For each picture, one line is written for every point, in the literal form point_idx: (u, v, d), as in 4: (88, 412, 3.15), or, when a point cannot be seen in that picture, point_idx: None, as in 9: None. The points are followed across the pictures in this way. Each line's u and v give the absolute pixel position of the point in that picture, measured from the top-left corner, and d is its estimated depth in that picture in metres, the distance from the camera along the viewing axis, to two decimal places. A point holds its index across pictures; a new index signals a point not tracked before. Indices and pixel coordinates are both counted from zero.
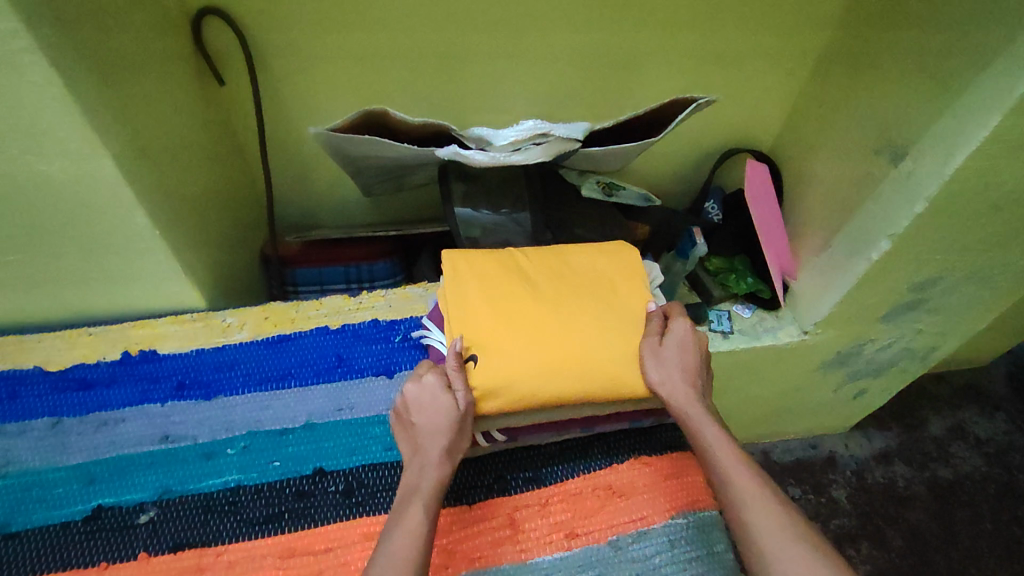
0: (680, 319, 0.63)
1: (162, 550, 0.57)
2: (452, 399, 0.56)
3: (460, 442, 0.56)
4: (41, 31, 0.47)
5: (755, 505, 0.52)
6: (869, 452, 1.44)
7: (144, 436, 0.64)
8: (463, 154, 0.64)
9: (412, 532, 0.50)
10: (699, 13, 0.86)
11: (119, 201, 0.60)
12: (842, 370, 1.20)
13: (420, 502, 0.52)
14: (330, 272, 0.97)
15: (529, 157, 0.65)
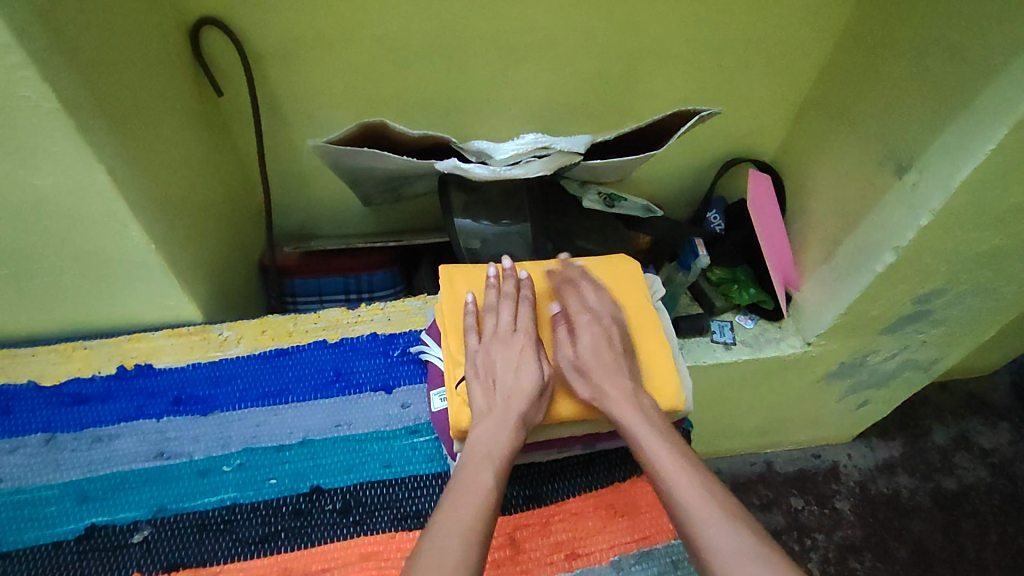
0: (582, 321, 0.62)
1: (156, 570, 0.56)
2: (538, 366, 0.59)
3: (539, 411, 0.58)
4: (33, 45, 0.46)
5: (699, 515, 0.50)
6: (872, 462, 1.43)
7: (139, 453, 0.63)
8: (463, 167, 0.64)
9: (479, 494, 0.51)
10: (701, 22, 0.86)
11: (114, 215, 0.59)
12: (845, 380, 1.18)
13: (489, 464, 0.53)
14: (329, 282, 0.96)
15: (530, 170, 0.64)
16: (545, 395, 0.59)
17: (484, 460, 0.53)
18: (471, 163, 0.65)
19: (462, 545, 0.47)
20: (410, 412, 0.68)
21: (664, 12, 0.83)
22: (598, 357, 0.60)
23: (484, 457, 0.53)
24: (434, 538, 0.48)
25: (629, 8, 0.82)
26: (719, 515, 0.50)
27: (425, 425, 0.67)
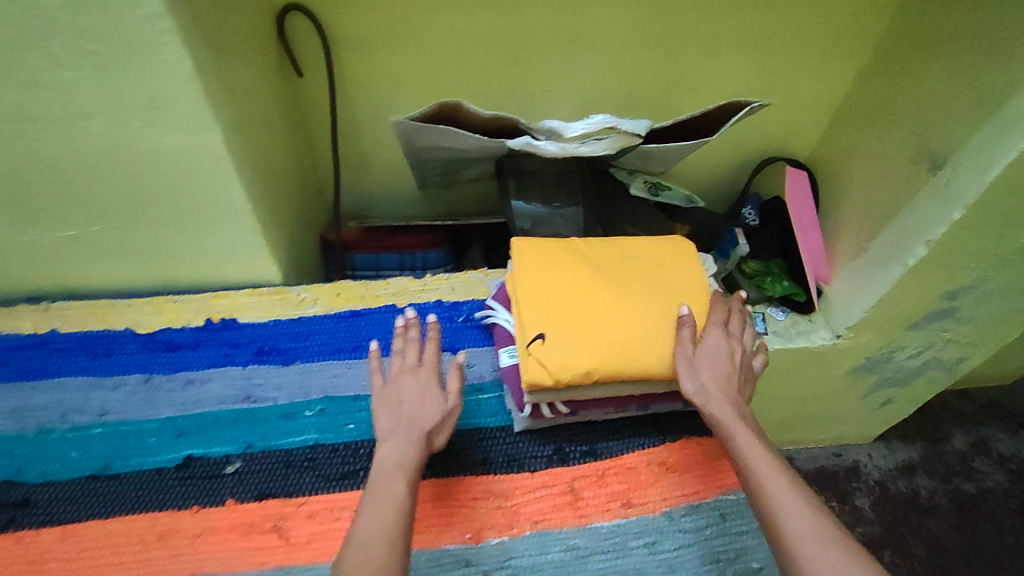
0: (713, 327, 0.63)
1: (248, 498, 0.61)
2: (443, 394, 0.62)
3: (442, 438, 0.61)
4: (177, 13, 0.52)
5: (788, 507, 0.52)
6: (892, 463, 1.46)
7: (227, 395, 0.69)
8: (532, 143, 0.69)
9: (396, 509, 0.52)
10: (750, 23, 0.91)
11: (222, 174, 0.65)
12: (871, 377, 1.22)
13: (401, 482, 0.54)
14: (386, 258, 1.02)
15: (595, 149, 0.69)
16: (448, 422, 0.62)
17: (398, 476, 0.54)
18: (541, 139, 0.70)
19: (385, 554, 0.48)
20: (475, 371, 0.73)
21: (717, 12, 0.89)
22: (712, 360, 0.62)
23: (398, 474, 0.55)
24: (364, 540, 0.49)
25: (684, 7, 0.87)
26: (806, 509, 0.52)
27: (488, 384, 0.72)
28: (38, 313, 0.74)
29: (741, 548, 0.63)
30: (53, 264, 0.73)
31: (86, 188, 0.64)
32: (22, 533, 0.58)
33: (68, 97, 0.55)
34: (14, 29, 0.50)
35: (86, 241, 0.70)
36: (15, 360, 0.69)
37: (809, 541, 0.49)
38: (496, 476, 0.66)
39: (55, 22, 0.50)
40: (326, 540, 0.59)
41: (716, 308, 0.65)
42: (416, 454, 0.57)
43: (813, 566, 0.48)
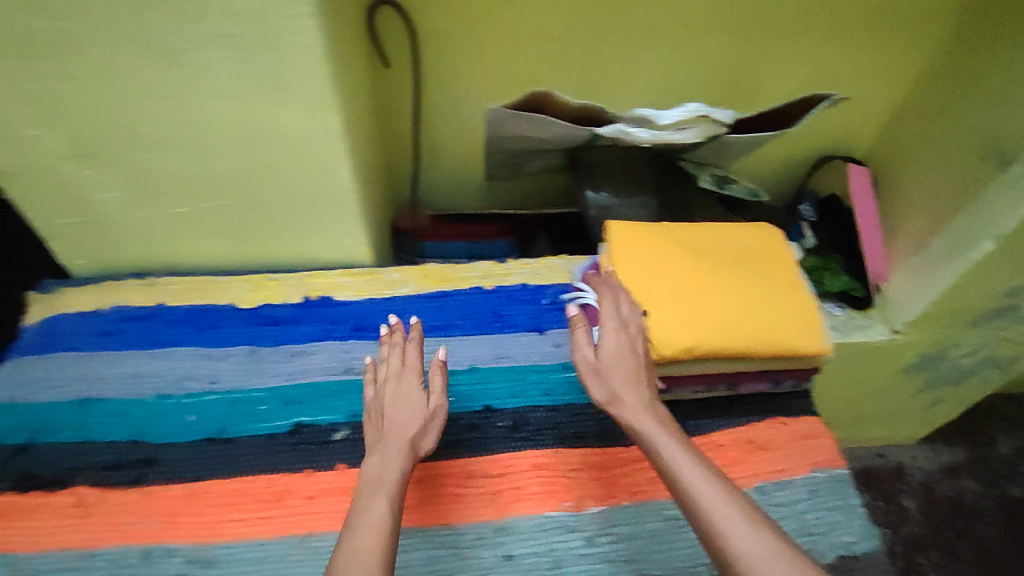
0: (609, 324, 0.61)
1: (356, 463, 0.65)
2: (416, 396, 0.63)
3: (428, 441, 0.60)
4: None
5: (730, 526, 0.47)
6: (936, 465, 1.46)
7: (330, 367, 0.72)
8: (628, 130, 0.71)
9: (380, 525, 0.50)
10: (823, 21, 0.93)
11: (334, 156, 0.68)
12: (923, 375, 1.23)
13: (384, 497, 0.53)
14: (454, 247, 1.05)
15: (687, 137, 0.72)
16: (433, 425, 0.62)
17: (376, 497, 0.53)
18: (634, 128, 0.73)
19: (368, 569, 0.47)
20: (563, 351, 0.76)
21: (795, 8, 0.90)
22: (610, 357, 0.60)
23: (376, 492, 0.53)
24: (348, 556, 0.48)
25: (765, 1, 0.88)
26: (748, 523, 0.47)
27: None
28: (145, 288, 0.78)
29: (833, 524, 0.65)
30: (162, 240, 0.76)
31: (206, 166, 0.68)
32: (152, 487, 0.63)
33: (205, 78, 0.58)
34: (168, 11, 0.52)
35: (196, 218, 0.74)
36: (130, 331, 0.74)
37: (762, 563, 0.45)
38: (591, 450, 0.68)
39: (207, 6, 0.52)
40: (434, 505, 0.63)
41: (605, 293, 0.63)
42: (398, 467, 0.56)
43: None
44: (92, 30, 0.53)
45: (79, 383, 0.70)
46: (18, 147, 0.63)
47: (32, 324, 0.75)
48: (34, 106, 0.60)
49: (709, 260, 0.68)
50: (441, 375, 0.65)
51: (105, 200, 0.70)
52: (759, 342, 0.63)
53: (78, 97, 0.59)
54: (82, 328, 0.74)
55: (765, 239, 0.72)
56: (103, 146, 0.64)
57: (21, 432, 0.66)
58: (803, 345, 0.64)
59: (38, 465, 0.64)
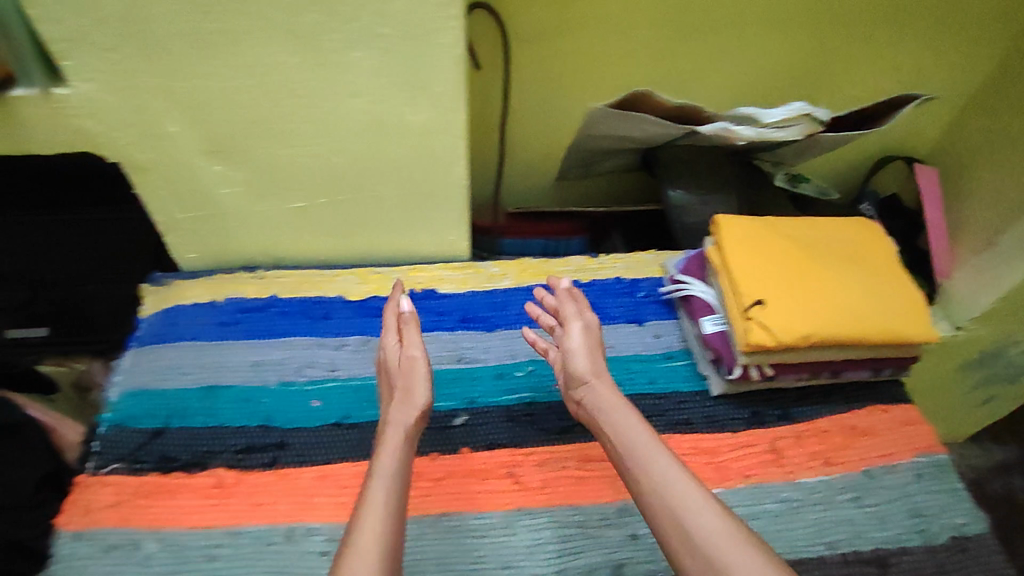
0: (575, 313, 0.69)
1: (479, 447, 0.69)
2: (399, 358, 0.64)
3: (422, 394, 0.61)
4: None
5: (688, 507, 0.51)
6: (986, 464, 1.46)
7: (442, 356, 0.75)
8: (731, 129, 0.74)
9: (390, 506, 0.52)
10: (901, 25, 0.94)
11: (453, 152, 0.70)
12: (979, 371, 1.24)
13: (396, 483, 0.54)
14: (530, 244, 1.07)
15: (789, 134, 0.75)
16: (421, 376, 0.62)
17: (375, 481, 0.53)
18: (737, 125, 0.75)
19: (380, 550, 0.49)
20: (662, 341, 0.79)
21: (875, 11, 0.92)
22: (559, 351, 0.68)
23: (375, 473, 0.54)
24: (363, 538, 0.49)
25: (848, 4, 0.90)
26: (707, 509, 0.51)
27: (678, 352, 0.78)
28: (257, 281, 0.80)
29: (941, 505, 0.68)
30: (273, 235, 0.79)
31: (329, 162, 0.70)
32: (286, 469, 0.66)
33: (349, 77, 0.60)
34: (327, 13, 0.55)
35: (310, 213, 0.76)
36: (246, 321, 0.77)
37: (719, 544, 0.49)
38: (701, 435, 0.71)
39: (363, 8, 0.55)
40: (558, 486, 0.67)
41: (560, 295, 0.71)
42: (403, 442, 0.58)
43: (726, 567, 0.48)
44: (250, 31, 0.55)
45: (203, 371, 0.72)
46: (156, 143, 0.65)
47: (151, 315, 0.78)
48: (181, 103, 0.61)
49: (816, 252, 0.71)
50: (416, 327, 0.66)
51: (227, 196, 0.72)
52: (874, 329, 0.66)
53: (218, 94, 0.61)
54: (200, 318, 0.77)
55: (864, 230, 0.75)
56: (235, 145, 0.66)
57: (157, 416, 0.69)
58: (915, 331, 0.67)
59: (176, 448, 0.67)
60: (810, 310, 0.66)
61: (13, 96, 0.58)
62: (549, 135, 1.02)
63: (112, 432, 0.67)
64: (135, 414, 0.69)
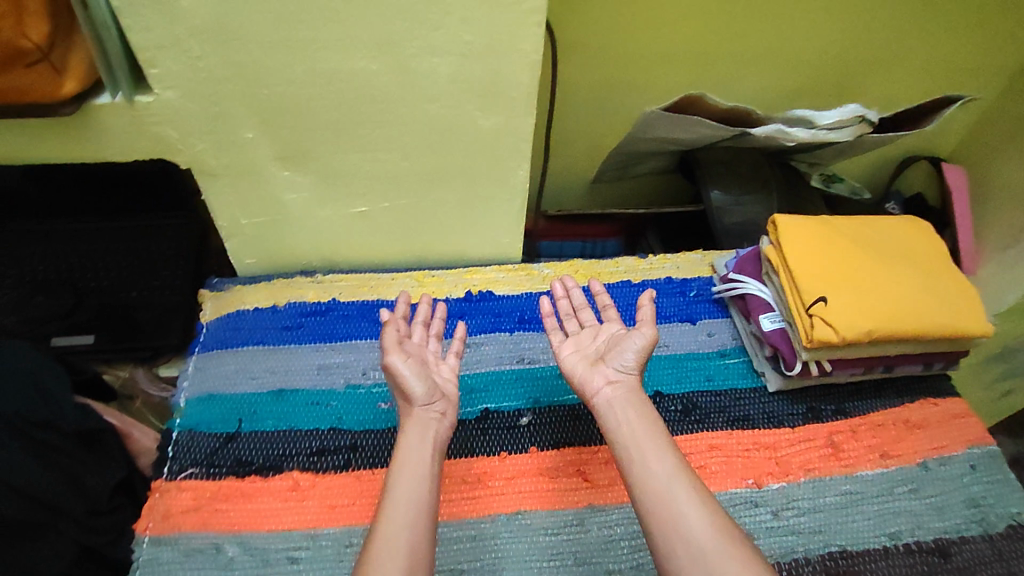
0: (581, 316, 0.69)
1: (547, 446, 0.69)
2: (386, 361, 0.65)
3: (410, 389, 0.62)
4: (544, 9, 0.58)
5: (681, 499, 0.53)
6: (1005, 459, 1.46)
7: (504, 357, 0.76)
8: (786, 130, 0.79)
9: (412, 507, 0.53)
10: (932, 32, 0.97)
11: (518, 154, 0.72)
12: (1001, 366, 1.22)
13: (417, 489, 0.55)
14: (569, 246, 1.09)
15: (842, 135, 0.80)
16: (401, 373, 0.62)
17: (398, 487, 0.55)
18: (791, 128, 0.80)
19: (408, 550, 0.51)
20: (716, 340, 0.80)
21: (912, 16, 0.94)
22: (610, 341, 0.67)
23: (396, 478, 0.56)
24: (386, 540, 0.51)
25: (887, 9, 0.92)
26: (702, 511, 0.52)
27: (732, 350, 0.79)
28: (316, 285, 0.81)
29: (996, 494, 0.69)
30: (331, 239, 0.80)
31: (396, 166, 0.71)
32: (361, 471, 0.66)
33: (426, 82, 0.63)
34: (412, 21, 0.57)
35: (371, 217, 0.78)
36: (309, 325, 0.77)
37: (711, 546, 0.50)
38: (761, 430, 0.72)
39: (448, 16, 0.57)
40: (627, 483, 0.67)
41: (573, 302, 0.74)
42: (413, 446, 0.59)
43: (716, 564, 0.49)
44: (337, 39, 0.58)
45: (270, 375, 0.73)
46: (232, 149, 0.67)
47: (212, 320, 0.79)
48: (260, 110, 0.63)
49: (868, 251, 0.74)
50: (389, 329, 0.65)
51: (293, 200, 0.74)
52: (929, 324, 0.69)
53: (299, 102, 0.63)
54: (263, 322, 0.78)
55: (909, 231, 0.79)
56: (307, 150, 0.68)
57: (228, 420, 0.69)
58: (967, 326, 0.70)
59: (249, 451, 0.67)
60: (869, 307, 0.68)
61: (98, 103, 0.61)
62: (590, 138, 1.03)
63: (184, 437, 0.68)
64: (207, 419, 0.70)
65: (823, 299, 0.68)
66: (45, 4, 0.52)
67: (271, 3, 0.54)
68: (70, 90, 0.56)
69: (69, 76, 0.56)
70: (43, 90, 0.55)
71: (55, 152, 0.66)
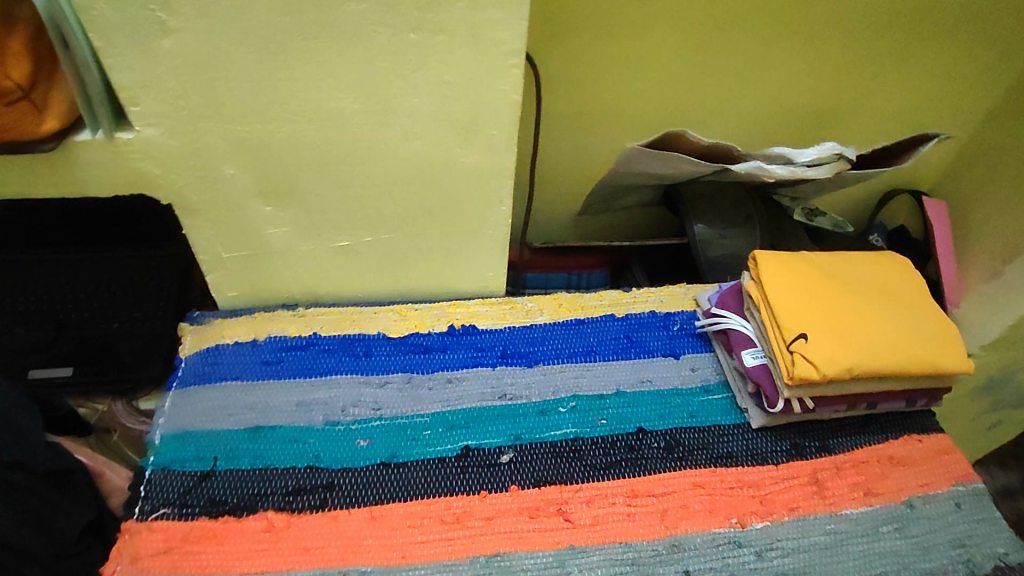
0: None
1: (527, 485, 0.68)
2: None
3: None
4: (520, 51, 0.60)
5: None
6: (993, 488, 1.43)
7: (485, 393, 0.76)
8: (766, 168, 0.80)
9: None
10: (908, 71, 1.00)
11: (500, 191, 0.73)
12: (986, 398, 1.21)
13: None
14: (554, 278, 1.09)
15: (821, 172, 0.81)
16: None
17: None
18: (770, 165, 0.81)
19: None
20: (700, 374, 0.80)
21: (886, 56, 0.96)
22: None
23: None
24: None
25: (864, 49, 0.95)
26: None
27: (715, 385, 0.79)
28: (297, 319, 0.81)
29: (982, 534, 0.69)
30: (312, 272, 0.80)
31: (377, 201, 0.72)
32: (337, 512, 0.65)
33: (406, 120, 0.64)
34: (393, 62, 0.59)
35: (354, 251, 0.78)
36: (289, 360, 0.77)
37: None
38: (744, 468, 0.71)
39: (428, 56, 0.59)
40: (608, 523, 0.66)
41: None
42: None
43: None
44: (318, 79, 0.59)
45: (249, 412, 0.72)
46: (212, 185, 0.68)
47: (191, 354, 0.78)
48: (240, 146, 0.64)
49: (846, 288, 0.75)
50: None
51: (274, 235, 0.74)
52: (909, 360, 0.70)
53: (282, 138, 0.64)
54: (242, 356, 0.77)
55: (887, 267, 0.80)
56: (288, 185, 0.69)
57: (204, 458, 0.68)
58: (946, 362, 0.71)
59: (223, 491, 0.66)
60: (847, 342, 0.69)
61: (78, 140, 0.61)
62: (574, 171, 1.05)
63: (157, 476, 0.67)
64: (182, 456, 0.68)
65: (802, 335, 0.68)
66: (25, 44, 0.54)
67: (255, 43, 0.56)
68: (49, 127, 0.56)
69: (49, 114, 0.56)
70: (21, 128, 0.55)
71: (36, 187, 0.66)
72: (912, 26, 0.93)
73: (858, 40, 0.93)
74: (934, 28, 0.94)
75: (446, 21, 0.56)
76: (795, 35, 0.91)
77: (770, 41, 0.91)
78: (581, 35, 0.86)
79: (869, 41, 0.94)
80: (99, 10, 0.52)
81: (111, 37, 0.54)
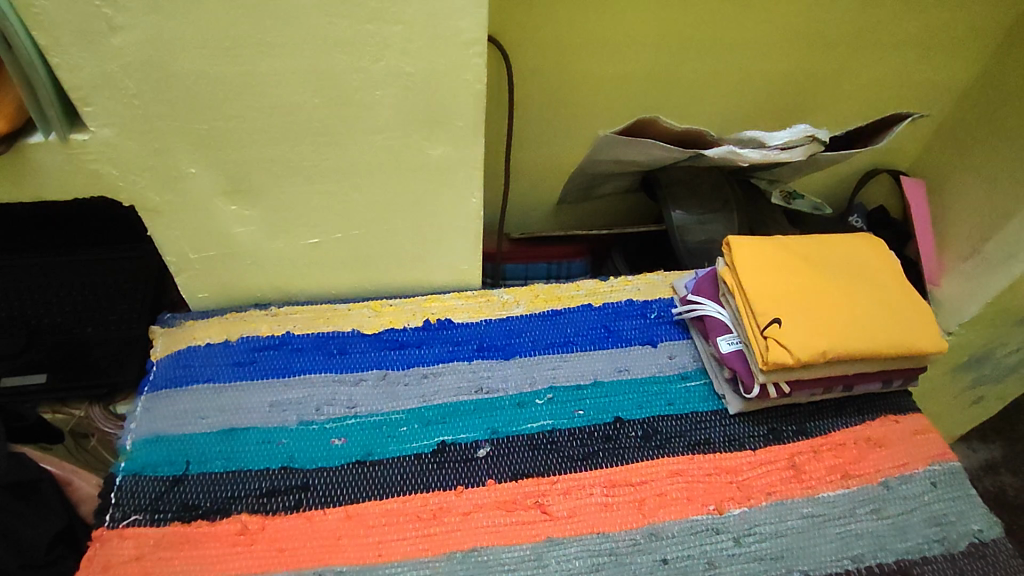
0: None
1: (504, 479, 0.68)
2: None
3: None
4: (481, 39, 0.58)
5: None
6: (974, 463, 1.44)
7: (461, 388, 0.75)
8: (738, 151, 0.78)
9: None
10: (884, 49, 0.99)
11: (469, 182, 0.71)
12: (967, 375, 1.21)
13: None
14: (534, 267, 1.08)
15: (794, 155, 0.80)
16: None
17: None
18: (743, 149, 0.80)
19: None
20: (677, 362, 0.79)
21: (862, 34, 0.96)
22: None
23: None
24: None
25: (839, 28, 0.94)
26: None
27: (693, 372, 0.79)
28: (269, 318, 0.80)
29: (958, 512, 0.69)
30: (284, 270, 0.79)
31: (345, 197, 0.70)
32: (312, 512, 0.64)
33: (370, 113, 0.63)
34: (351, 54, 0.57)
35: (326, 248, 0.77)
36: (262, 360, 0.76)
37: None
38: (722, 454, 0.71)
39: (387, 48, 0.57)
40: (586, 514, 0.66)
41: None
42: None
43: None
44: (276, 73, 0.58)
45: (221, 414, 0.71)
46: (174, 186, 0.66)
47: (162, 357, 0.77)
48: (200, 145, 0.63)
49: (821, 272, 0.75)
50: None
51: (243, 234, 0.73)
52: (883, 342, 0.70)
53: (242, 135, 0.63)
54: (214, 358, 0.76)
55: (863, 250, 0.80)
56: (252, 183, 0.67)
57: (176, 462, 0.67)
58: (919, 343, 0.71)
59: (196, 495, 0.65)
60: (822, 327, 0.69)
61: (30, 143, 0.59)
62: (551, 161, 1.04)
63: (129, 483, 0.66)
64: (154, 461, 0.68)
65: (776, 320, 0.68)
66: None
67: (208, 37, 0.54)
68: None
69: None
70: None
71: None
72: (886, 5, 0.92)
73: (832, 19, 0.92)
74: (908, 6, 0.94)
75: (403, 11, 0.55)
76: (768, 16, 0.89)
77: (744, 22, 0.89)
78: (551, 20, 0.84)
79: (843, 21, 0.93)
80: (43, 8, 0.50)
81: (55, 36, 0.52)
